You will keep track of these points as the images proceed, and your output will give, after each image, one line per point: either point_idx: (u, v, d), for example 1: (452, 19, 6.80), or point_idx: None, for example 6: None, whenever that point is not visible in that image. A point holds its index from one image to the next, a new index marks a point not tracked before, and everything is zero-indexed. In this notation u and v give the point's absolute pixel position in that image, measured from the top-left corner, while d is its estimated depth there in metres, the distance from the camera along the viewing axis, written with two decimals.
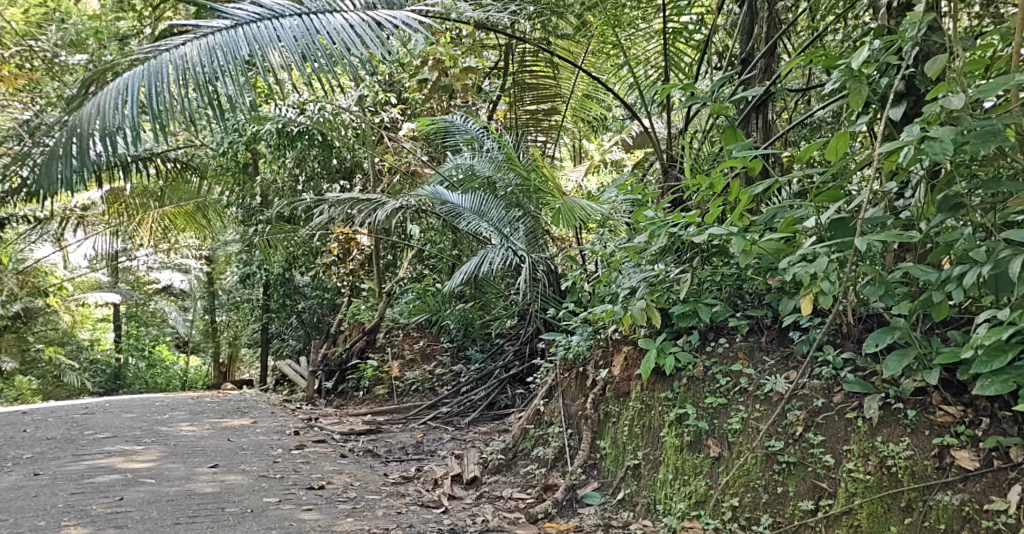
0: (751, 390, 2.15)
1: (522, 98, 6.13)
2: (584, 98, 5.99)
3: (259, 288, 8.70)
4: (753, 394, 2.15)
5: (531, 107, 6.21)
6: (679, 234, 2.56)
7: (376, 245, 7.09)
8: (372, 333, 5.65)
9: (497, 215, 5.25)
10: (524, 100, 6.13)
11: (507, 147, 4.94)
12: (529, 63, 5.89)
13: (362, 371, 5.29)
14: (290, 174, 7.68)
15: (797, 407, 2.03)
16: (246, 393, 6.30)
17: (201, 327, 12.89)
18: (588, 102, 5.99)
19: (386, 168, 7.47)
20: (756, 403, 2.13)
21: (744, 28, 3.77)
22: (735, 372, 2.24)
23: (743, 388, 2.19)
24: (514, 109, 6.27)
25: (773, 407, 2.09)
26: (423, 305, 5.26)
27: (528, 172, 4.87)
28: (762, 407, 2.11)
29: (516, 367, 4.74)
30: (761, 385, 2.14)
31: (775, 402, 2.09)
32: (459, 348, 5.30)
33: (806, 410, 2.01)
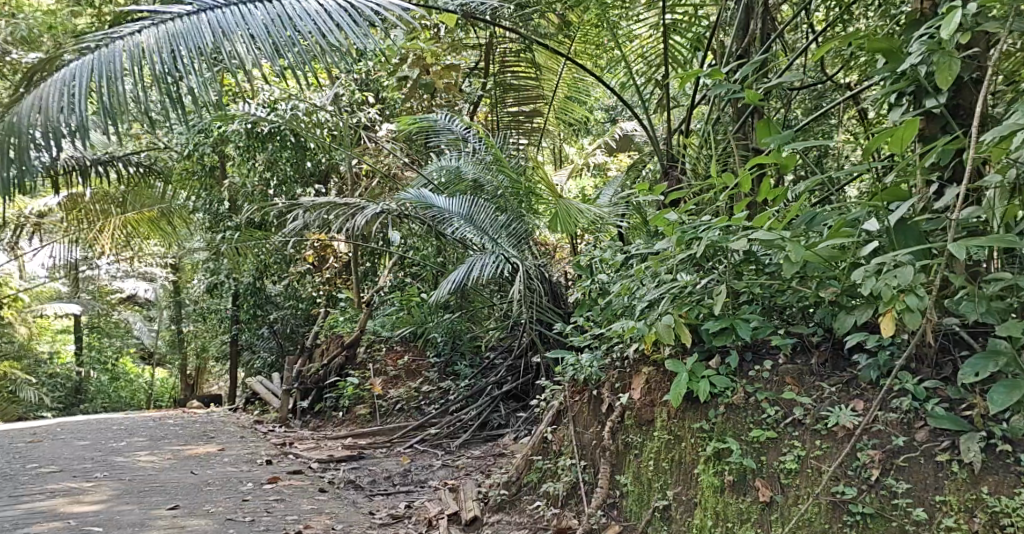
0: (808, 423, 1.86)
1: (503, 99, 5.81)
2: (566, 100, 5.75)
3: (228, 298, 8.27)
4: (810, 428, 1.86)
5: (512, 109, 5.84)
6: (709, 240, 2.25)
7: (354, 253, 6.75)
8: (351, 347, 5.28)
9: (486, 220, 4.95)
10: (505, 102, 5.80)
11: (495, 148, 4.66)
12: (509, 62, 5.58)
13: (341, 389, 4.94)
14: (260, 178, 7.29)
15: (870, 446, 1.76)
16: (214, 412, 5.89)
17: (167, 337, 12.37)
18: (570, 105, 5.78)
19: (364, 172, 7.19)
20: (815, 439, 1.84)
21: (739, 24, 3.59)
22: (785, 400, 1.95)
23: (796, 420, 1.89)
24: (495, 111, 5.99)
25: (837, 444, 1.81)
26: (408, 317, 4.99)
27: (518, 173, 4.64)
28: (823, 444, 1.82)
29: (510, 383, 4.47)
30: (820, 418, 1.86)
31: (839, 439, 1.81)
32: (447, 363, 4.96)
33: (881, 450, 1.75)
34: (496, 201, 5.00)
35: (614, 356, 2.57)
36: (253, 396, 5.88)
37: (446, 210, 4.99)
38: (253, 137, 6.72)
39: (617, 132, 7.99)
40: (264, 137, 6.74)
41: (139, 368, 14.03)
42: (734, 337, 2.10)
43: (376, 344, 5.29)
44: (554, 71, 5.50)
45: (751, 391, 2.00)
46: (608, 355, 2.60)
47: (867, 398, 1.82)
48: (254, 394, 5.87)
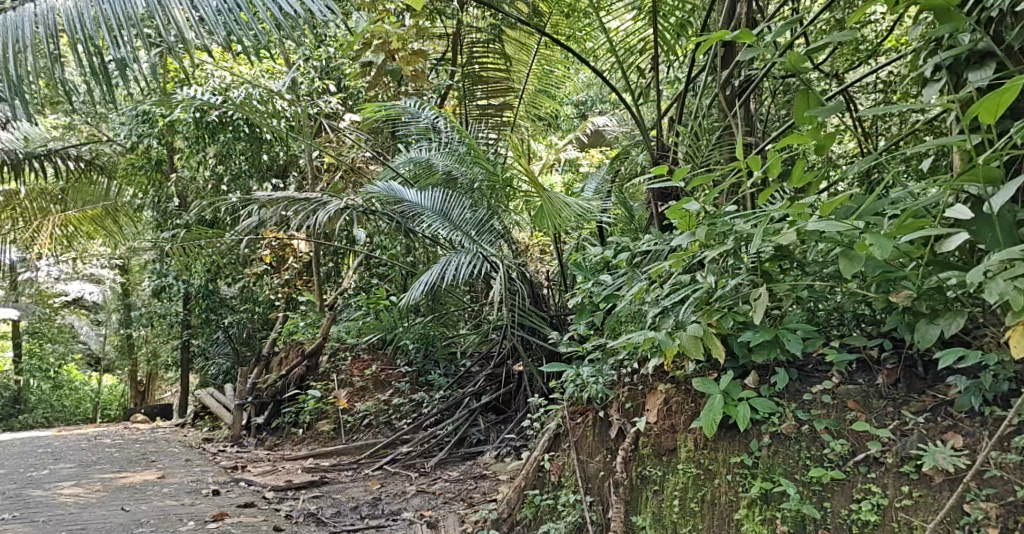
0: (890, 462, 1.59)
1: (471, 92, 5.44)
2: (537, 92, 5.32)
3: (178, 302, 7.71)
4: (893, 468, 1.59)
5: (482, 103, 5.49)
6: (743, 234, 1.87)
7: (316, 251, 6.30)
8: (313, 357, 4.80)
9: (460, 215, 4.62)
10: (473, 95, 5.44)
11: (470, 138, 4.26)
12: (478, 53, 5.29)
13: (301, 404, 4.49)
14: (211, 172, 6.78)
15: (984, 497, 1.48)
16: (160, 428, 5.38)
17: (116, 343, 11.68)
18: (542, 98, 5.36)
19: (326, 165, 6.77)
20: (903, 485, 1.56)
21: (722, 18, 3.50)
22: (857, 434, 1.65)
23: (871, 459, 1.61)
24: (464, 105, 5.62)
25: (931, 491, 1.54)
26: (375, 323, 4.50)
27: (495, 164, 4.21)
28: (911, 490, 1.55)
29: (490, 394, 4.17)
30: (908, 457, 1.58)
31: (934, 484, 1.54)
32: (419, 372, 4.57)
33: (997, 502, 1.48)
34: (473, 195, 4.62)
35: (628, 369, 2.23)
36: (203, 410, 5.38)
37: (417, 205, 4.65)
38: (202, 127, 6.23)
39: (587, 126, 7.66)
40: (214, 127, 6.25)
41: (85, 375, 13.25)
42: (779, 350, 1.76)
43: (340, 351, 4.86)
44: (522, 63, 5.17)
45: (806, 419, 1.70)
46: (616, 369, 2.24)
47: (969, 434, 1.55)
48: (205, 408, 5.37)
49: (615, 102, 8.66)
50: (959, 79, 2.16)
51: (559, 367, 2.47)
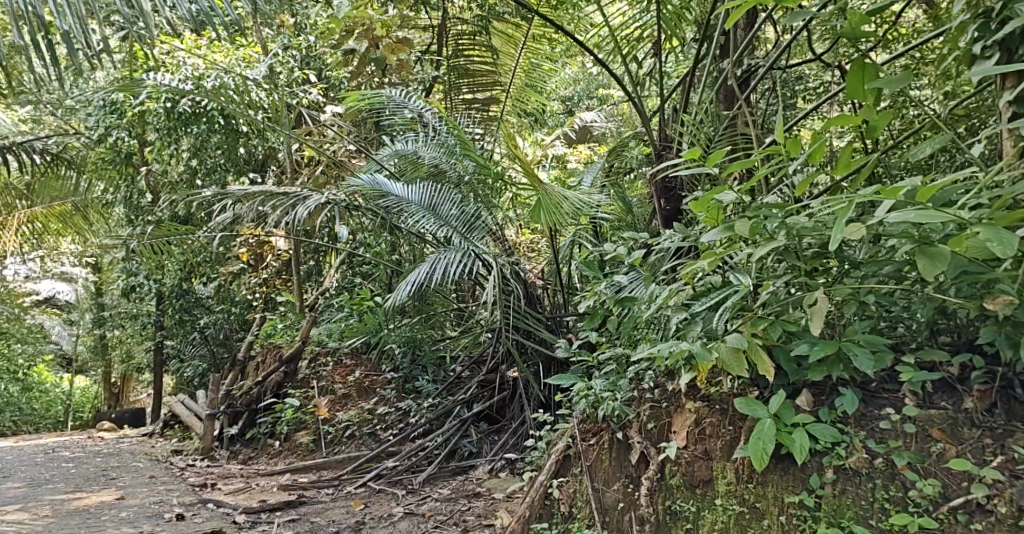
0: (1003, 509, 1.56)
1: (457, 85, 5.08)
2: (525, 87, 4.99)
3: (150, 302, 7.33)
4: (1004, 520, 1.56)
5: (467, 96, 5.11)
6: (800, 232, 1.64)
7: (296, 249, 5.99)
8: (291, 363, 4.51)
9: (450, 209, 4.34)
10: (458, 88, 5.09)
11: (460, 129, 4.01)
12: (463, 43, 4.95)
13: (279, 414, 4.17)
14: (185, 166, 6.44)
15: None
16: (126, 439, 5.02)
17: (89, 343, 11.26)
18: (529, 92, 5.02)
19: (307, 158, 6.47)
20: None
21: None
22: (962, 473, 1.64)
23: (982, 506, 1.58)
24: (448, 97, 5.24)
25: None
26: (358, 325, 4.28)
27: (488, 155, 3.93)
28: None
29: (482, 403, 3.89)
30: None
31: None
32: (406, 379, 4.26)
33: None
34: (463, 188, 4.40)
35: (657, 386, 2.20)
36: (173, 418, 5.03)
37: (405, 198, 4.36)
38: (174, 117, 5.89)
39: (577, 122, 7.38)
40: (186, 118, 5.92)
41: (55, 377, 12.75)
42: (841, 366, 1.71)
43: (321, 356, 4.55)
44: (510, 56, 4.90)
45: (882, 452, 1.70)
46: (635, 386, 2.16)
47: None
48: (174, 416, 5.02)
49: (604, 97, 8.41)
50: (1014, 55, 1.97)
51: (565, 377, 2.32)
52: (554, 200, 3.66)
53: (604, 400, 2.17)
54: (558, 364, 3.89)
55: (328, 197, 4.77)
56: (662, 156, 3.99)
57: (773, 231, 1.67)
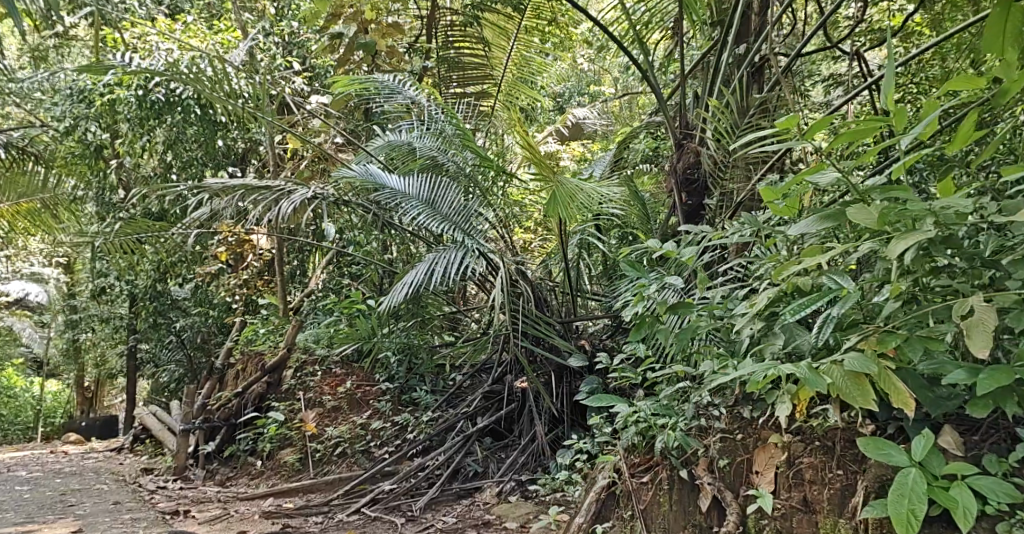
0: None
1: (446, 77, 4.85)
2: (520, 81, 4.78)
3: (123, 305, 6.89)
4: None
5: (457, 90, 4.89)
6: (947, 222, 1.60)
7: (280, 248, 5.62)
8: (274, 372, 4.10)
9: (450, 205, 4.00)
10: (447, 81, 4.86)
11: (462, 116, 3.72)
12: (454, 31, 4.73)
13: (262, 429, 3.79)
14: (159, 160, 6.02)
15: None
16: (94, 454, 4.61)
17: (60, 347, 10.75)
18: (524, 86, 4.79)
19: (291, 151, 6.09)
20: None
21: None
22: None
23: None
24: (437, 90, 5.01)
25: None
26: (349, 331, 3.91)
27: (492, 144, 3.65)
28: None
29: (487, 417, 3.56)
30: None
31: None
32: (401, 390, 3.94)
33: None
34: (461, 181, 4.11)
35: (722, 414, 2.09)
36: (143, 432, 4.62)
37: (401, 192, 4.01)
38: (147, 107, 5.49)
39: (568, 118, 7.08)
40: (159, 108, 5.51)
41: (25, 381, 12.21)
42: (1011, 401, 1.57)
43: (308, 365, 4.17)
44: (502, 48, 4.57)
45: None
46: (703, 414, 2.13)
47: None
48: (145, 430, 4.61)
49: (596, 92, 8.13)
50: None
51: (605, 400, 2.31)
52: (565, 194, 3.34)
53: (657, 426, 2.19)
54: (571, 372, 3.56)
55: (316, 191, 4.43)
56: (681, 145, 3.69)
57: (921, 223, 1.60)
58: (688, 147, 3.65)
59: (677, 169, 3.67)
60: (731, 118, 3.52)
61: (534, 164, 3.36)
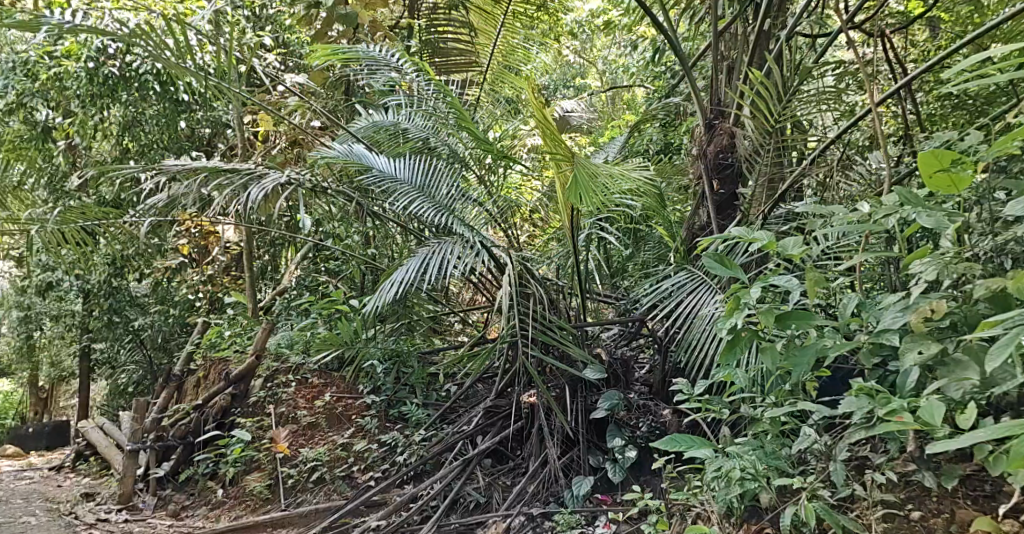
0: None
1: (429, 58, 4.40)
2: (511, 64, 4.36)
3: (73, 302, 6.25)
4: None
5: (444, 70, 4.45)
6: None
7: (250, 240, 5.09)
8: (240, 382, 3.58)
9: (445, 191, 3.57)
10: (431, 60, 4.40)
11: (458, 90, 3.33)
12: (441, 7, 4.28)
13: (226, 450, 3.26)
14: (113, 143, 5.41)
15: None
16: (29, 475, 4.02)
17: (9, 346, 10.00)
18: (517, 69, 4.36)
19: (262, 136, 5.56)
20: None
21: None
22: None
23: None
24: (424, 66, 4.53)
25: None
26: (329, 336, 3.42)
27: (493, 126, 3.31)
28: None
29: (490, 437, 3.07)
30: None
31: None
32: (388, 403, 3.45)
33: None
34: (457, 168, 3.70)
35: (893, 478, 1.92)
36: (88, 449, 4.04)
37: (393, 176, 3.59)
38: (99, 82, 4.89)
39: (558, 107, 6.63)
40: (113, 83, 4.94)
41: None
42: None
43: (280, 374, 3.65)
44: (489, 34, 4.15)
45: None
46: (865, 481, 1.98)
47: None
48: (90, 447, 4.03)
49: (583, 85, 7.70)
50: None
51: (683, 445, 2.21)
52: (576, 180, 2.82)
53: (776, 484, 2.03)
54: (586, 386, 3.09)
55: (291, 175, 3.97)
56: (711, 126, 3.21)
57: None
58: (720, 128, 3.17)
59: (706, 151, 3.19)
60: (767, 96, 3.07)
61: (545, 142, 2.91)
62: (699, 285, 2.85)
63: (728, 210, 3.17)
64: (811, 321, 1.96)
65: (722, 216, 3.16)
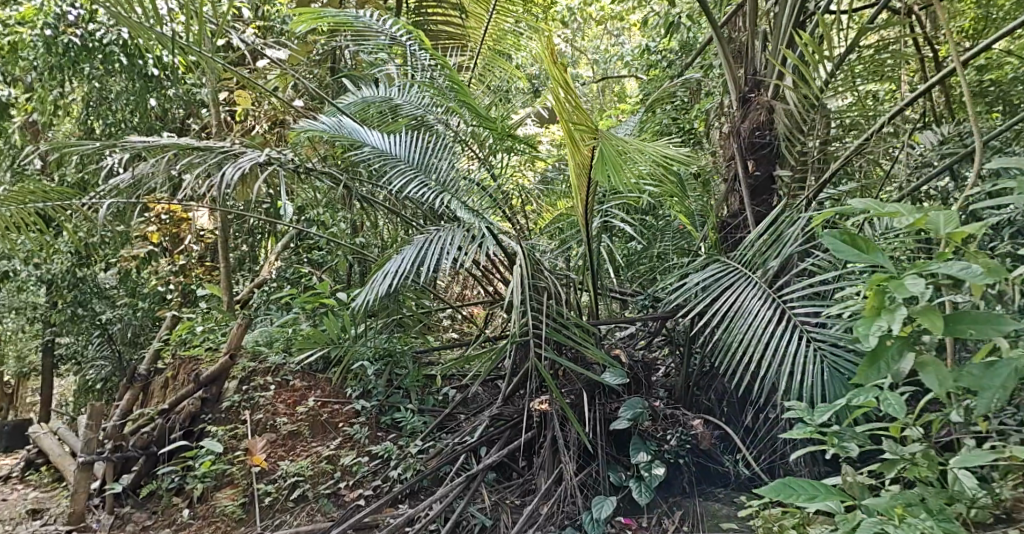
0: None
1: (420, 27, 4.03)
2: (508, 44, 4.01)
3: None
4: None
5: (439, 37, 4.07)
6: None
7: (227, 228, 4.69)
8: (211, 385, 3.19)
9: (445, 170, 3.24)
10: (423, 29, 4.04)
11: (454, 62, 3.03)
12: None
13: (194, 463, 2.87)
14: (76, 122, 4.98)
15: None
16: None
17: None
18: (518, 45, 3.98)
19: (240, 115, 5.15)
20: None
21: None
22: None
23: None
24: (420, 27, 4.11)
25: None
26: (312, 335, 3.04)
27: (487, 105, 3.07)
28: None
29: (496, 450, 2.70)
30: None
31: None
32: (379, 410, 3.09)
33: None
34: (455, 148, 3.35)
35: None
36: (40, 457, 3.63)
37: (388, 155, 3.25)
38: (57, 53, 4.45)
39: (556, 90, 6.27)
40: (74, 54, 4.46)
41: None
42: None
43: (257, 376, 3.29)
44: (480, 18, 3.78)
45: None
46: None
47: None
48: (42, 455, 3.62)
49: None
50: None
51: (798, 491, 1.82)
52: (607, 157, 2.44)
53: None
54: (605, 392, 2.73)
55: (272, 154, 3.59)
56: (747, 99, 2.80)
57: None
58: (758, 101, 2.76)
59: (740, 127, 2.78)
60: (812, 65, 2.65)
61: (563, 113, 2.56)
62: (736, 278, 2.46)
63: (763, 195, 2.79)
64: (995, 326, 1.68)
65: (755, 199, 2.77)
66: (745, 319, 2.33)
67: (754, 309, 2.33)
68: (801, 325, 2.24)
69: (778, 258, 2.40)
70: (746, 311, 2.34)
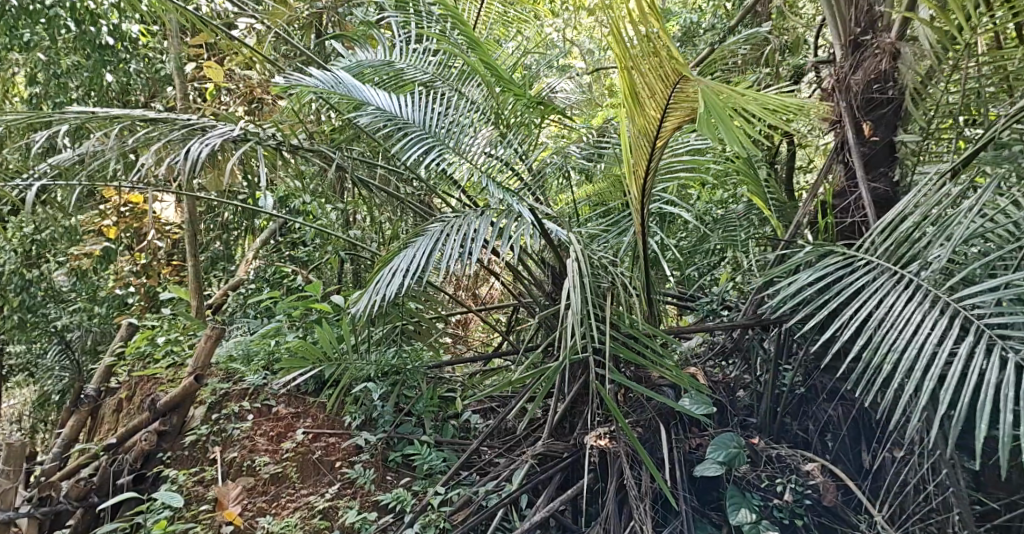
0: None
1: None
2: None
3: None
4: None
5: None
6: None
7: (196, 221, 4.03)
8: (169, 415, 2.55)
9: (471, 147, 2.68)
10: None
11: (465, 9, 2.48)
12: None
13: (146, 520, 2.21)
14: (18, 98, 4.25)
15: None
16: None
17: None
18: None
19: (212, 91, 4.47)
20: None
21: None
22: None
23: None
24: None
25: None
26: (302, 351, 2.40)
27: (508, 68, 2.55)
28: None
29: (544, 500, 2.06)
30: None
31: None
32: (385, 444, 2.44)
33: None
34: (470, 117, 2.76)
35: None
36: None
37: (407, 122, 2.72)
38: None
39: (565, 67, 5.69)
40: (13, 18, 3.75)
41: None
42: None
43: (230, 401, 2.64)
44: None
45: None
46: None
47: None
48: None
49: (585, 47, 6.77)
50: None
51: None
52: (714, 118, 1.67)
53: None
54: (684, 425, 2.10)
55: (247, 128, 2.94)
56: (859, 44, 2.02)
57: None
58: (876, 43, 1.99)
59: (849, 81, 2.03)
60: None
61: (630, 50, 1.93)
62: (870, 274, 1.77)
63: (886, 159, 2.03)
64: None
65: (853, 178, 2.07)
66: (902, 333, 1.62)
67: (914, 318, 1.63)
68: (990, 338, 1.55)
69: (942, 247, 1.72)
70: (902, 321, 1.64)
